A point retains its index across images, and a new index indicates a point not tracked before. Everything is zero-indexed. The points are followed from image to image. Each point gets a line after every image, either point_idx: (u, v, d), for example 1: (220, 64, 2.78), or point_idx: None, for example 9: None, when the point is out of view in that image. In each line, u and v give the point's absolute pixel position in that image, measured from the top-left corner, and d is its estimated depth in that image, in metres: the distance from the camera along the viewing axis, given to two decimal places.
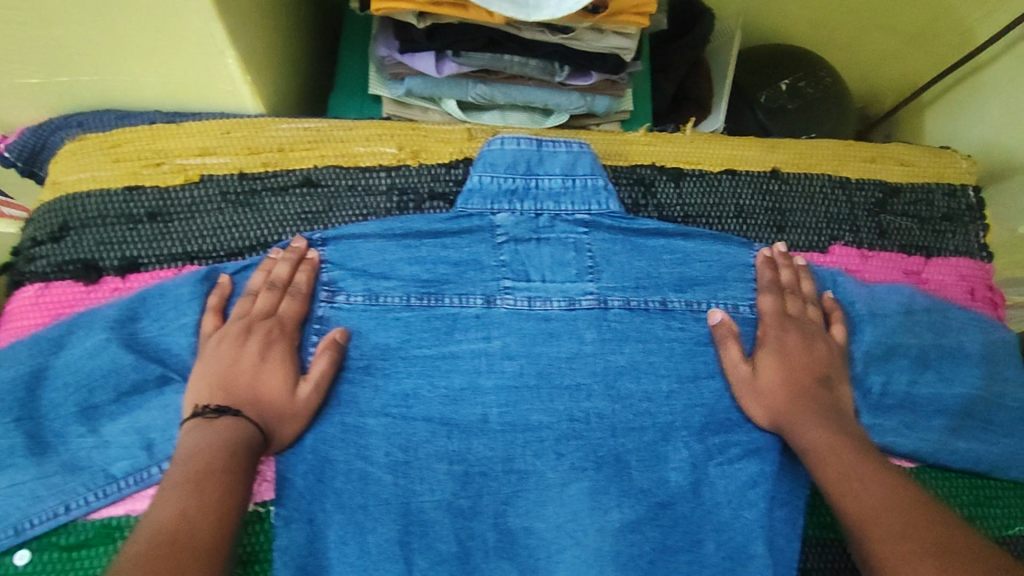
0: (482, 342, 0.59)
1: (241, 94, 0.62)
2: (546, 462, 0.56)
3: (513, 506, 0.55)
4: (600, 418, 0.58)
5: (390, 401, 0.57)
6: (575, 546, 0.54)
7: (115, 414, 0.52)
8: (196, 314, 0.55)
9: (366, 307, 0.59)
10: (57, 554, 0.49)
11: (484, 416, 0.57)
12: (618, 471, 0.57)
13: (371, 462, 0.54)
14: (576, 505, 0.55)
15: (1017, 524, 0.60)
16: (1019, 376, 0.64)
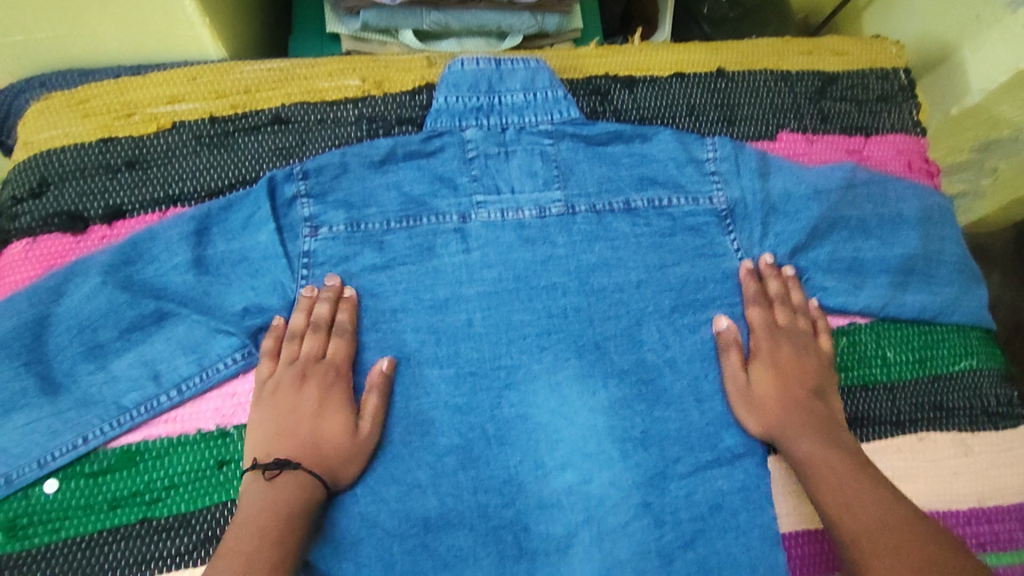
0: (463, 254, 0.62)
1: (202, 40, 0.64)
2: (531, 356, 0.61)
3: (507, 397, 0.59)
4: (577, 311, 0.62)
5: (380, 316, 0.60)
6: (569, 426, 0.59)
7: (122, 350, 0.55)
8: (188, 253, 0.58)
9: (348, 235, 0.61)
10: (83, 480, 0.52)
11: (468, 321, 0.61)
12: (599, 356, 0.61)
13: (367, 371, 0.58)
14: (565, 389, 0.60)
15: (963, 359, 0.63)
16: (955, 234, 0.68)
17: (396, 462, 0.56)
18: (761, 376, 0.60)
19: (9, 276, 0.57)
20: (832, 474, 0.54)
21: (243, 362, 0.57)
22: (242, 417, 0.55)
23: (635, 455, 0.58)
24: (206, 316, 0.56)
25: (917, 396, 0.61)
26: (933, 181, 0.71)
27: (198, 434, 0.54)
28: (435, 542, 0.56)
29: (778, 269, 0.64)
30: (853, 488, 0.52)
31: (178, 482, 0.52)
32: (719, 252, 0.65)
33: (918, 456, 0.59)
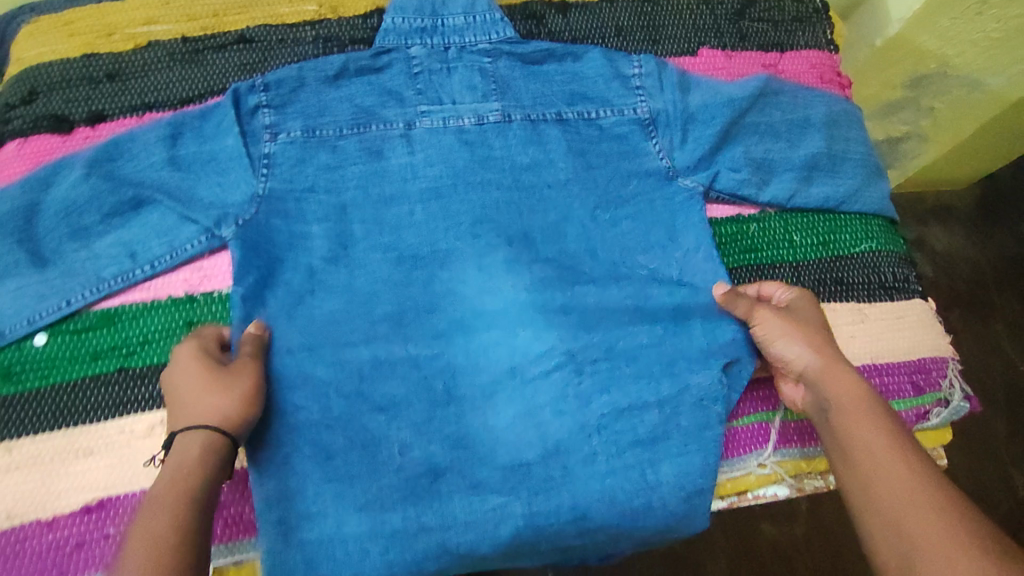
0: (408, 157, 0.70)
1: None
2: (467, 240, 0.69)
3: (442, 274, 0.68)
4: (507, 203, 0.70)
5: (332, 211, 0.67)
6: (495, 295, 0.68)
7: (103, 233, 0.62)
8: (164, 152, 0.64)
9: (303, 141, 0.67)
10: (69, 337, 0.59)
11: (410, 212, 0.69)
12: (526, 243, 0.70)
13: (317, 257, 0.66)
14: (493, 267, 0.69)
15: (863, 243, 0.70)
16: (859, 136, 0.74)
17: (343, 327, 0.66)
18: (802, 308, 0.63)
19: (4, 170, 0.65)
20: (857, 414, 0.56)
21: (207, 245, 0.64)
22: (207, 286, 0.63)
23: (558, 319, 0.68)
24: (178, 206, 0.63)
25: (819, 273, 0.68)
26: (845, 92, 0.78)
27: (169, 300, 0.62)
28: (370, 391, 0.65)
29: (694, 167, 0.71)
30: (873, 426, 0.54)
31: (151, 337, 0.60)
32: (642, 153, 0.72)
33: (818, 322, 0.66)
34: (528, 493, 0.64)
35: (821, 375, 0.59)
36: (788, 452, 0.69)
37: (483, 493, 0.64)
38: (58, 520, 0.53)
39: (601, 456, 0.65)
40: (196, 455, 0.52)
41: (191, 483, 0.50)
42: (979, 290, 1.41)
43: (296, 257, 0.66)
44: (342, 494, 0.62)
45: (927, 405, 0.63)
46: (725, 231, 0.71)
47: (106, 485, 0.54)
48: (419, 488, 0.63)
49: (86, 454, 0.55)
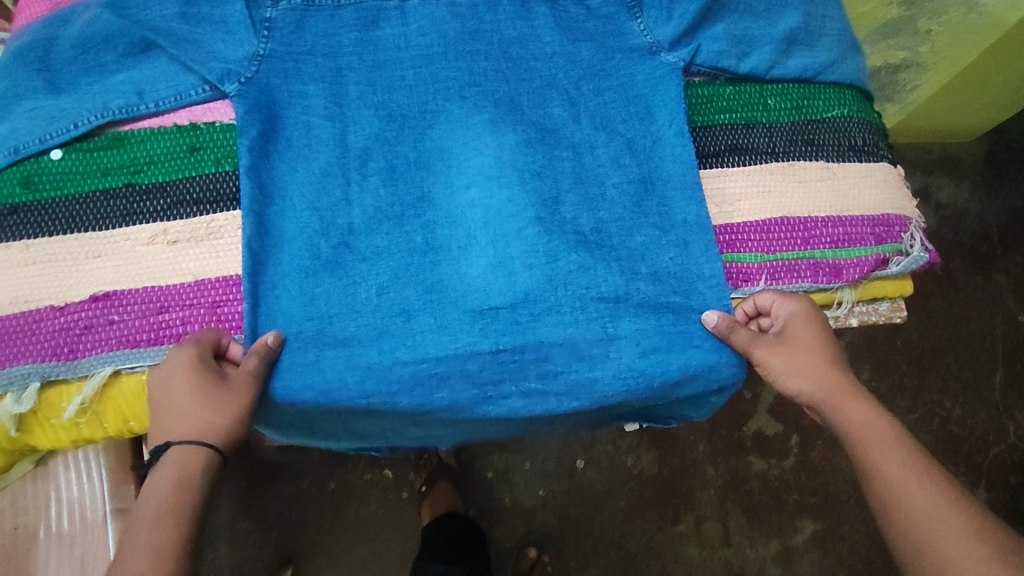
0: (402, 28, 0.71)
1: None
2: (453, 103, 0.69)
3: (430, 134, 0.68)
4: (495, 72, 0.71)
5: (326, 72, 0.69)
6: (479, 156, 0.67)
7: (116, 71, 0.66)
8: (176, 6, 0.68)
9: (303, 10, 0.70)
10: (82, 155, 0.63)
11: (402, 76, 0.70)
12: (512, 108, 0.69)
13: (312, 114, 0.67)
14: (478, 129, 0.68)
15: (834, 108, 0.72)
16: (835, 13, 0.77)
17: (331, 180, 0.65)
18: (802, 340, 0.61)
19: (26, 11, 0.69)
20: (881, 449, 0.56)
21: (209, 94, 0.66)
22: (209, 117, 0.66)
23: (534, 182, 0.66)
24: (182, 52, 0.66)
25: (793, 134, 0.71)
26: None
27: (175, 127, 0.66)
28: (357, 241, 0.63)
29: (680, 43, 0.73)
30: (893, 454, 0.55)
31: (156, 159, 0.64)
32: (626, 34, 0.73)
33: (787, 175, 0.69)
34: (495, 332, 0.61)
35: (830, 405, 0.59)
36: (794, 288, 0.64)
37: (453, 331, 0.61)
38: (70, 306, 0.58)
39: (566, 307, 0.62)
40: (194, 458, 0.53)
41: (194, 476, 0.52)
42: (983, 244, 1.42)
43: (291, 111, 0.67)
44: (318, 330, 0.60)
45: (887, 253, 0.66)
46: (703, 93, 0.72)
47: (112, 280, 0.59)
48: (393, 327, 0.61)
49: (96, 255, 0.60)
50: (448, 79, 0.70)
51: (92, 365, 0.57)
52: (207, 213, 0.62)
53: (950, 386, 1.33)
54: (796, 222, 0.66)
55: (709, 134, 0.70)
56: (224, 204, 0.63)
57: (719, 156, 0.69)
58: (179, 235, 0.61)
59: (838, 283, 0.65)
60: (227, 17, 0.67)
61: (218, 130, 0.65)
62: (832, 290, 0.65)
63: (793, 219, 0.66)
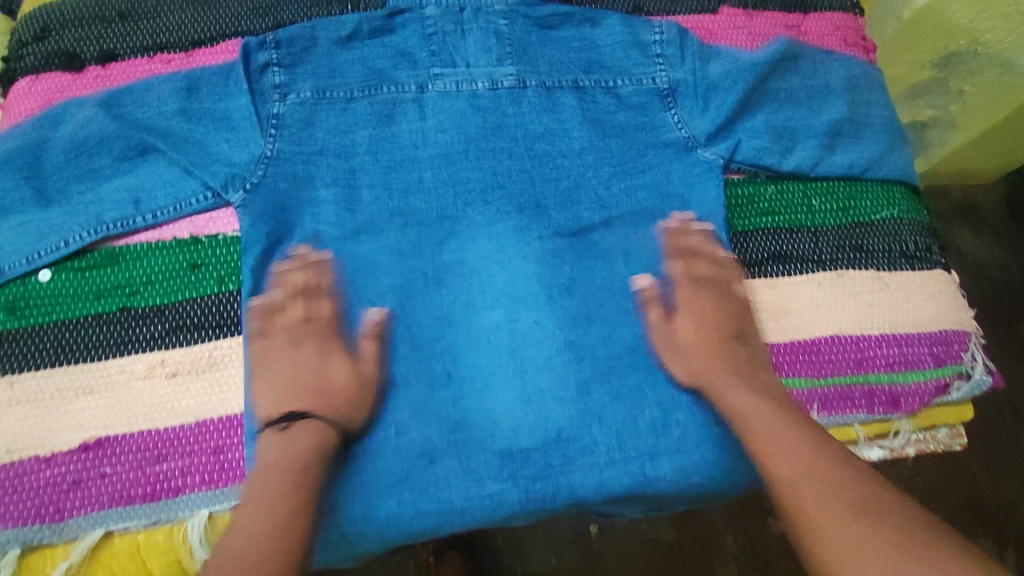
0: (419, 122, 0.67)
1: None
2: (474, 209, 0.64)
3: (449, 244, 0.62)
4: (520, 173, 0.66)
5: (339, 175, 0.64)
6: (503, 271, 0.62)
7: (110, 176, 0.61)
8: (177, 102, 0.63)
9: (313, 103, 0.66)
10: (73, 274, 0.58)
11: (420, 179, 0.65)
12: (538, 213, 0.64)
13: (322, 223, 0.62)
14: (503, 239, 0.63)
15: (883, 209, 0.67)
16: (881, 98, 0.72)
17: (344, 302, 0.60)
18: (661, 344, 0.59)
19: (16, 108, 0.64)
20: (775, 437, 0.51)
21: (211, 202, 0.61)
22: (212, 228, 0.61)
23: (564, 300, 0.61)
24: (182, 157, 0.61)
25: (838, 239, 0.66)
26: (869, 56, 0.76)
27: (174, 241, 0.60)
28: None
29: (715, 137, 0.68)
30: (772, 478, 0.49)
31: (154, 279, 0.58)
32: (660, 126, 0.69)
33: (836, 288, 0.64)
34: (525, 478, 0.56)
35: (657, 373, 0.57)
36: (845, 420, 0.60)
37: (479, 477, 0.56)
38: (56, 458, 0.53)
39: (602, 446, 0.57)
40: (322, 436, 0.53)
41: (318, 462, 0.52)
42: None
43: (300, 217, 0.62)
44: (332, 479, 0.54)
45: (947, 377, 0.61)
46: (743, 193, 0.67)
47: (104, 423, 0.54)
48: (415, 472, 0.55)
49: (86, 392, 0.54)
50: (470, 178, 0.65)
51: (82, 526, 0.52)
52: (211, 338, 0.57)
53: (983, 450, 1.13)
54: (848, 342, 0.61)
55: (749, 240, 0.65)
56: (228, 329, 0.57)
57: (762, 265, 0.64)
58: (178, 366, 0.56)
59: (895, 414, 0.60)
60: (228, 114, 0.63)
61: (221, 243, 0.61)
62: (889, 420, 0.60)
63: (846, 339, 0.61)
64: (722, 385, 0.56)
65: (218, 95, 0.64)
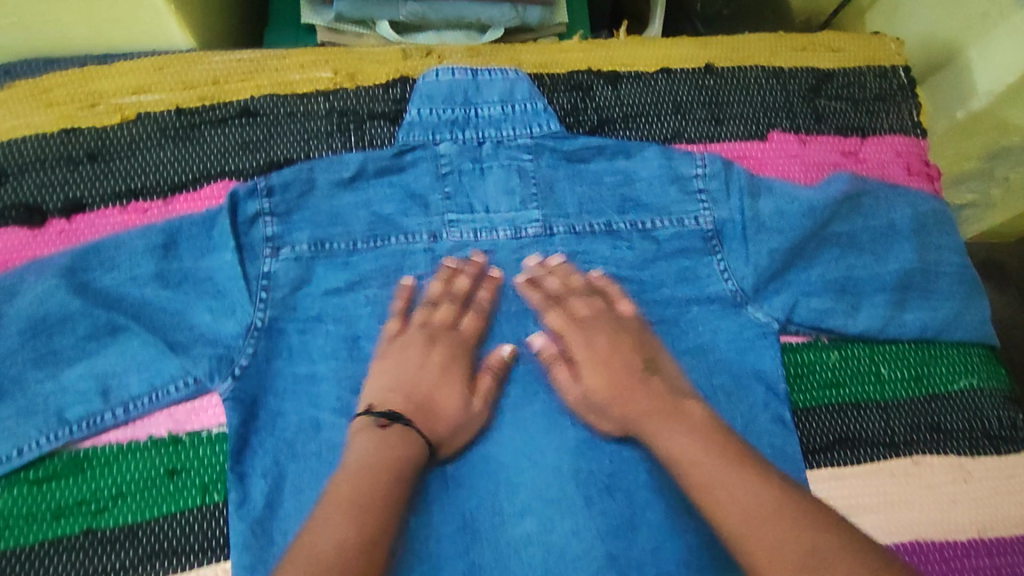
0: (433, 278, 0.59)
1: (157, 5, 0.58)
2: (499, 389, 0.56)
3: (469, 435, 0.55)
4: (549, 339, 0.58)
5: (341, 344, 0.56)
6: (533, 468, 0.54)
7: (73, 360, 0.52)
8: (153, 265, 0.54)
9: (309, 257, 0.58)
10: (27, 488, 0.51)
11: None
12: (571, 391, 0.56)
13: (322, 407, 0.54)
14: (532, 428, 0.55)
15: (962, 378, 0.59)
16: (951, 242, 0.64)
17: None
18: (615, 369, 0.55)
19: None
20: (714, 482, 0.46)
21: (193, 388, 0.53)
22: (194, 423, 0.53)
23: (603, 502, 0.53)
24: (157, 336, 0.53)
25: (913, 416, 0.58)
26: (933, 187, 0.67)
27: (150, 441, 0.53)
28: None
29: (767, 296, 0.59)
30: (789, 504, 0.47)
31: (126, 492, 0.51)
32: (703, 279, 0.61)
33: (913, 481, 0.56)
34: None
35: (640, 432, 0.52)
36: None
37: None
38: None
39: None
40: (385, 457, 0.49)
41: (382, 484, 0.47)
42: None
43: (297, 402, 0.54)
44: None
45: None
46: (803, 360, 0.59)
47: None
48: None
49: None
50: (492, 347, 0.57)
51: None
52: (191, 565, 0.50)
53: None
54: (930, 551, 0.54)
55: (811, 421, 0.57)
56: (212, 553, 0.50)
57: (826, 450, 0.57)
58: None
59: None
60: (211, 279, 0.54)
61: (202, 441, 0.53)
62: None
63: (928, 546, 0.54)
64: (652, 420, 0.52)
65: (200, 253, 0.55)
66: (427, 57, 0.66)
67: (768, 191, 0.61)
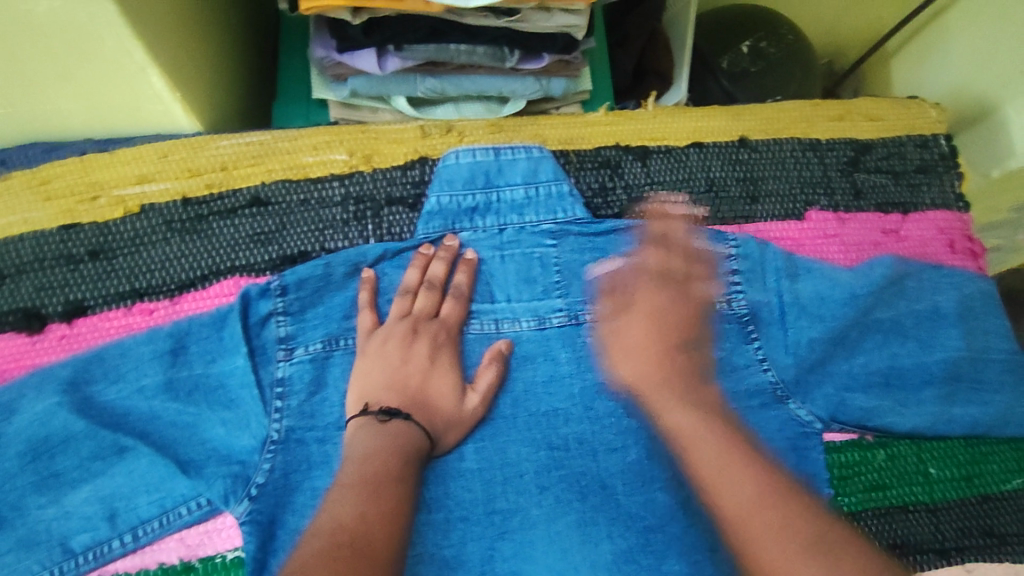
0: None
1: (159, 93, 0.54)
2: (529, 499, 0.52)
3: (500, 551, 0.51)
4: (580, 443, 0.54)
5: None
6: None
7: (77, 482, 0.49)
8: (161, 374, 0.51)
9: (325, 355, 0.54)
10: None
11: (459, 456, 0.53)
12: (604, 500, 0.53)
13: None
14: (565, 543, 0.51)
15: (1015, 477, 0.57)
16: (1000, 327, 0.61)
17: None
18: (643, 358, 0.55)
19: None
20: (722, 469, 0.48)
21: (206, 509, 0.50)
22: (208, 546, 0.50)
23: None
24: (164, 453, 0.49)
25: (965, 519, 0.55)
26: (978, 265, 0.65)
27: (159, 569, 0.50)
28: None
29: (813, 388, 0.56)
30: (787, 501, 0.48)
31: None
32: (740, 368, 0.56)
33: None
34: None
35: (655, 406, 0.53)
36: None
37: None
38: None
39: None
40: (382, 448, 0.47)
41: (395, 469, 0.45)
42: None
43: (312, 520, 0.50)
44: None
45: None
46: (849, 460, 0.56)
47: None
48: None
49: None
50: (517, 451, 0.54)
51: None
52: None
53: None
54: None
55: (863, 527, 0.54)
56: None
57: None
58: None
59: None
60: (221, 387, 0.51)
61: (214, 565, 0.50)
62: None
63: None
64: (656, 395, 0.53)
65: (209, 358, 0.51)
66: (447, 134, 0.63)
67: (812, 279, 0.58)
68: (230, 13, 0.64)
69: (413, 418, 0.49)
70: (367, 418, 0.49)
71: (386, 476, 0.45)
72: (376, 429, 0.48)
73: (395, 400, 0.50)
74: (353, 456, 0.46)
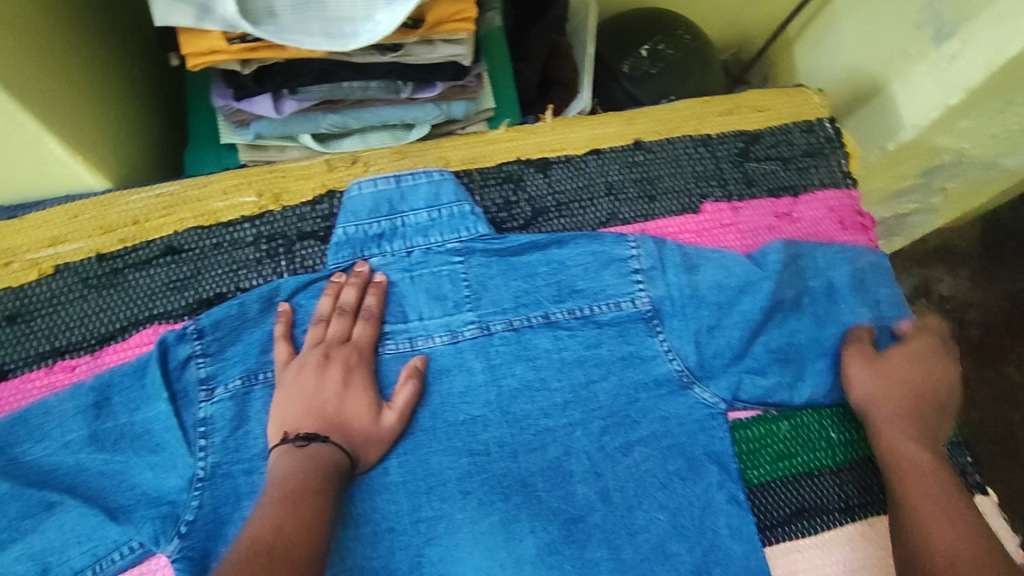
0: None
1: (59, 158, 0.56)
2: (453, 504, 0.54)
3: (428, 557, 0.53)
4: (500, 446, 0.56)
5: None
6: None
7: (8, 542, 0.50)
8: (83, 429, 0.52)
9: (245, 392, 0.55)
10: None
11: (382, 471, 0.54)
12: (526, 497, 0.55)
13: None
14: (490, 541, 0.53)
15: None
16: (891, 295, 0.65)
17: None
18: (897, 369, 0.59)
19: None
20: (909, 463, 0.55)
21: (137, 553, 0.52)
22: None
23: None
24: (93, 504, 0.51)
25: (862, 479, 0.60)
26: (870, 240, 0.69)
27: None
28: None
29: (718, 369, 0.59)
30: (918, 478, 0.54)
31: None
32: (648, 359, 0.59)
33: (871, 543, 0.58)
34: None
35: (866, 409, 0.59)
36: None
37: None
38: None
39: None
40: (299, 467, 0.48)
41: (315, 482, 0.47)
42: None
43: None
44: None
45: None
46: (755, 434, 0.59)
47: None
48: None
49: None
50: (440, 461, 0.55)
51: None
52: None
53: None
54: None
55: (767, 497, 0.58)
56: None
57: (783, 525, 0.57)
58: None
59: None
60: (145, 434, 0.53)
61: None
62: None
63: None
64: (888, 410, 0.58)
65: (131, 408, 0.53)
66: (352, 165, 0.66)
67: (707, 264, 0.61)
68: (128, 70, 0.66)
69: (332, 440, 0.51)
70: (288, 445, 0.51)
71: (305, 489, 0.47)
72: (296, 452, 0.50)
73: (314, 424, 0.51)
74: (273, 479, 0.48)
